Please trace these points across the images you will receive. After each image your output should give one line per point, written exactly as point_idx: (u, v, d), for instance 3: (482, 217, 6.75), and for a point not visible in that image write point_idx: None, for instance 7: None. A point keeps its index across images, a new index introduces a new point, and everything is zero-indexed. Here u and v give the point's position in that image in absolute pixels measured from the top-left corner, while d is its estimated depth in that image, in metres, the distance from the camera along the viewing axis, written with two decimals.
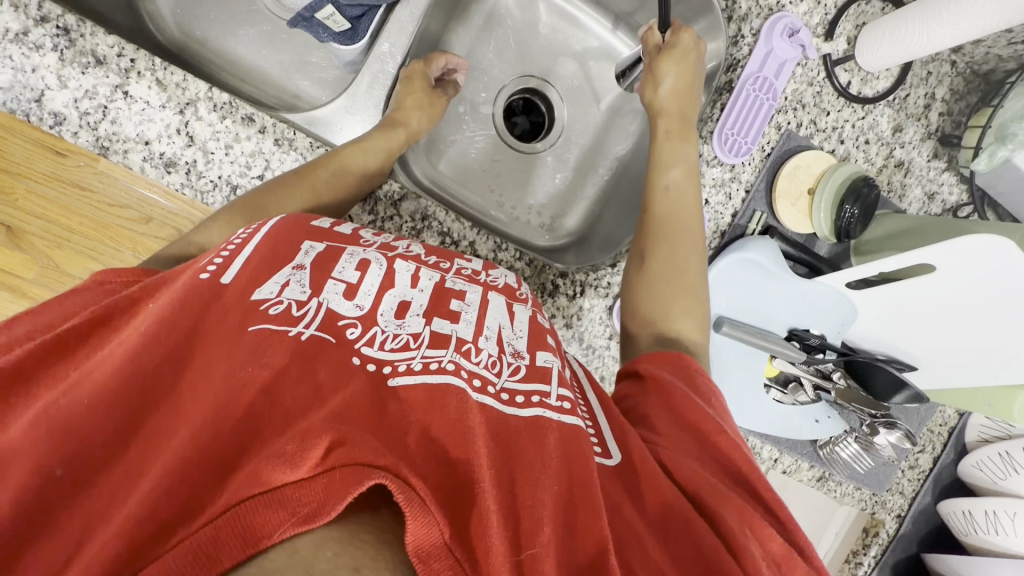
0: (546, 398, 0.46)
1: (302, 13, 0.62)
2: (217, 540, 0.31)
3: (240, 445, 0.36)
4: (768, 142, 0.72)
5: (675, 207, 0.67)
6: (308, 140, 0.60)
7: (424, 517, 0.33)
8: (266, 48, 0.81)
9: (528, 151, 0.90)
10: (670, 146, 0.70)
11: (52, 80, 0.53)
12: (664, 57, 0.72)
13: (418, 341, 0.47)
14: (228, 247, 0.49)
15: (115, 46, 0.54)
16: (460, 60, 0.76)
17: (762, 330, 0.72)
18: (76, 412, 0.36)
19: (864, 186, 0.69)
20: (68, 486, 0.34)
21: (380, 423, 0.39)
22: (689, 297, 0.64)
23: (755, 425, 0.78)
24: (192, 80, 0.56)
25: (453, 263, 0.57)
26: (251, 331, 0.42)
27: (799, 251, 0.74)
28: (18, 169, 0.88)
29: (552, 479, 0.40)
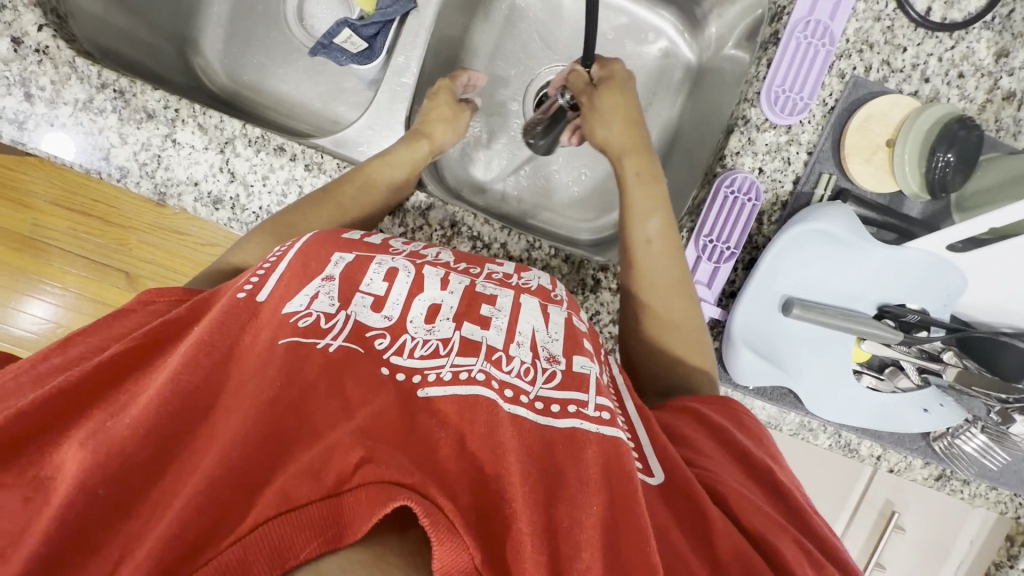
0: (584, 408, 0.45)
1: (325, 39, 0.77)
2: (246, 560, 0.33)
3: (269, 466, 0.38)
4: (831, 95, 0.63)
5: (663, 258, 0.62)
6: (335, 161, 0.62)
7: (450, 543, 0.35)
8: (304, 82, 0.86)
9: (562, 144, 0.86)
10: (641, 191, 0.65)
11: (116, 139, 0.59)
12: (606, 97, 0.71)
13: (447, 347, 0.47)
14: (263, 266, 0.52)
15: (162, 100, 0.59)
16: (477, 77, 0.75)
17: (843, 310, 0.63)
18: (120, 436, 0.37)
19: (960, 129, 0.59)
20: (109, 506, 0.35)
21: (411, 441, 0.40)
22: (699, 348, 0.61)
23: (848, 419, 0.68)
24: (228, 120, 0.60)
25: (483, 268, 0.56)
26: (281, 344, 0.44)
27: (882, 215, 0.63)
28: (136, 225, 1.44)
29: (596, 501, 0.39)
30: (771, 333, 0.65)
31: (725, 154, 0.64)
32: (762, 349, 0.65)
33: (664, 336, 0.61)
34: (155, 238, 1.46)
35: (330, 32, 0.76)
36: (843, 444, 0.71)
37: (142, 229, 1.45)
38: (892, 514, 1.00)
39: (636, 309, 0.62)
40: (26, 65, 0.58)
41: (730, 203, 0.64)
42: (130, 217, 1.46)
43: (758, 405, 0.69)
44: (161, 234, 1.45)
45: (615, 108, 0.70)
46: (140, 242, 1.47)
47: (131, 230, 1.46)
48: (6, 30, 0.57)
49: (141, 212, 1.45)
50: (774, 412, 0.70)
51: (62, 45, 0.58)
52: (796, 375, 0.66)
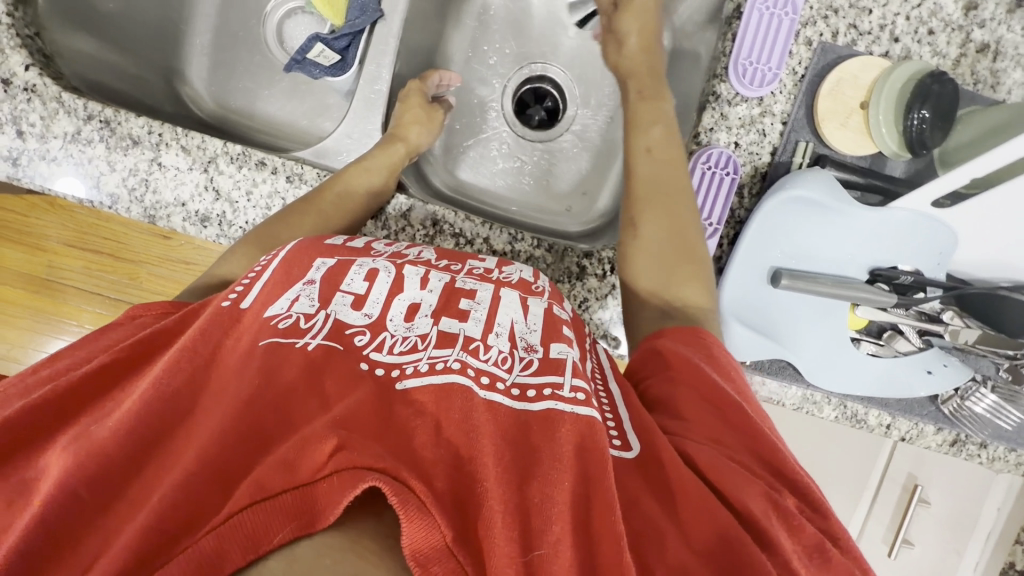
0: (558, 390, 0.45)
1: (297, 55, 0.78)
2: (220, 549, 0.35)
3: (247, 459, 0.39)
4: (800, 63, 0.63)
5: (661, 169, 0.63)
6: (315, 170, 0.63)
7: (421, 522, 0.36)
8: (287, 101, 0.88)
9: (544, 140, 0.87)
10: (644, 106, 0.68)
11: (104, 166, 0.61)
12: (623, 14, 0.72)
13: (426, 341, 0.48)
14: (248, 277, 0.53)
15: (146, 126, 0.61)
16: (450, 74, 0.78)
17: (834, 278, 0.62)
18: (100, 441, 0.39)
19: (933, 84, 0.58)
20: (91, 504, 0.37)
21: (386, 429, 0.41)
22: (694, 262, 0.59)
23: (850, 389, 0.66)
24: (210, 140, 0.62)
25: (464, 264, 0.57)
26: (262, 345, 0.45)
27: (865, 178, 0.63)
28: (144, 258, 1.51)
29: (570, 478, 0.40)
30: (762, 307, 0.64)
31: (699, 131, 0.64)
32: (755, 325, 0.64)
33: (658, 244, 0.60)
34: (161, 270, 1.52)
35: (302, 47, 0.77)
36: (849, 415, 0.70)
37: (150, 261, 1.51)
38: (915, 487, 0.97)
39: (633, 218, 0.63)
40: (17, 104, 0.60)
41: (708, 179, 0.64)
42: (139, 252, 1.52)
43: (759, 381, 0.68)
44: (167, 266, 1.51)
45: (633, 26, 0.72)
46: (150, 275, 1.54)
47: (139, 264, 1.52)
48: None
49: (147, 247, 1.51)
50: (775, 388, 0.68)
51: (49, 82, 0.61)
52: (791, 346, 0.65)
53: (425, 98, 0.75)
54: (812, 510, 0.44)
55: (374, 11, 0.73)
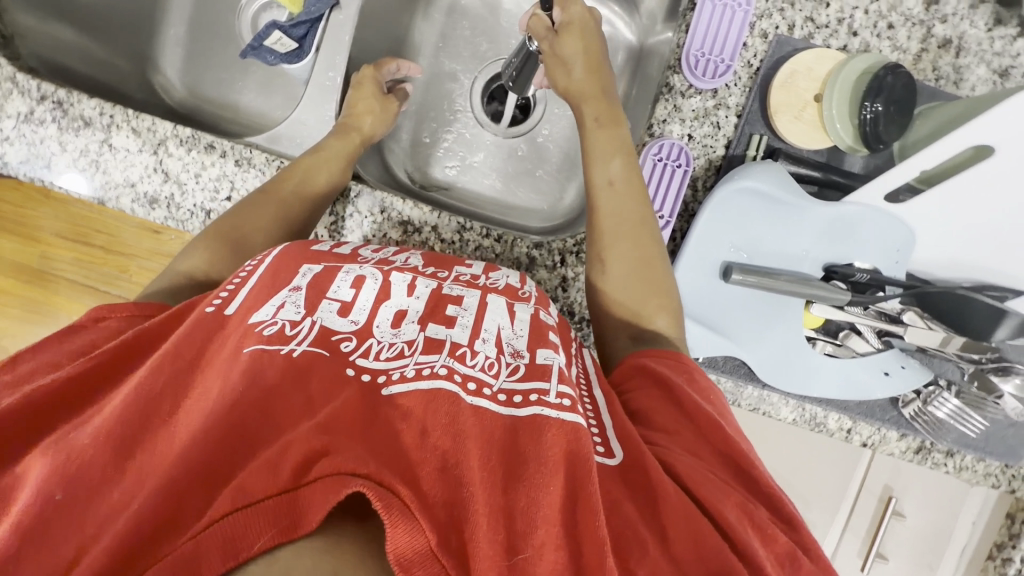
0: (545, 396, 0.45)
1: (253, 41, 0.79)
2: (199, 553, 0.35)
3: (229, 462, 0.39)
4: (755, 56, 0.62)
5: (626, 201, 0.60)
6: (264, 155, 0.64)
7: (405, 526, 0.36)
8: (260, 95, 0.89)
9: (510, 135, 0.87)
10: (602, 136, 0.64)
11: (56, 147, 0.62)
12: (566, 37, 0.69)
13: (412, 347, 0.47)
14: (235, 281, 0.52)
15: (97, 107, 0.62)
16: (409, 64, 0.80)
17: (786, 273, 0.61)
18: (79, 447, 0.40)
19: (886, 75, 0.57)
20: (66, 509, 0.37)
21: (369, 429, 0.41)
22: (663, 293, 0.58)
23: (807, 391, 0.64)
24: (160, 122, 0.62)
25: (451, 273, 0.56)
26: (246, 352, 0.44)
27: (821, 172, 0.61)
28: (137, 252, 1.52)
29: (557, 484, 0.40)
30: (716, 303, 0.62)
31: (652, 123, 0.64)
32: (704, 319, 0.63)
33: (629, 277, 0.58)
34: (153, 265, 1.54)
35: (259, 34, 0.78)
36: (808, 418, 0.68)
37: (142, 255, 1.52)
38: (890, 500, 0.95)
39: (599, 251, 0.60)
40: None
41: (659, 170, 0.63)
42: (132, 246, 1.52)
43: (714, 379, 0.66)
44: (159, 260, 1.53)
45: (580, 52, 0.69)
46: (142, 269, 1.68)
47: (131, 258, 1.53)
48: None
49: (139, 240, 1.52)
50: (729, 386, 0.66)
51: (3, 62, 0.61)
52: (741, 343, 0.63)
53: (380, 89, 0.76)
54: (787, 528, 0.44)
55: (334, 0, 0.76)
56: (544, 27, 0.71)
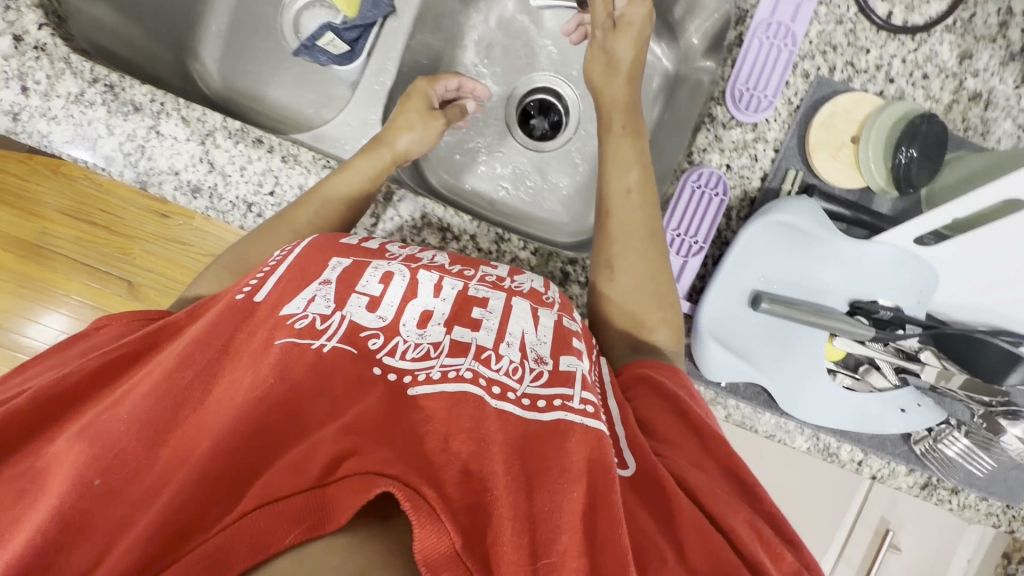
0: (569, 402, 0.47)
1: (308, 40, 0.81)
2: (230, 548, 0.37)
3: (258, 458, 0.41)
4: (796, 94, 0.64)
5: (639, 211, 0.63)
6: (311, 153, 0.64)
7: (432, 527, 0.38)
8: (298, 91, 0.90)
9: (542, 149, 0.89)
10: (620, 146, 0.68)
11: (103, 129, 0.62)
12: (618, 33, 0.70)
13: (438, 349, 0.49)
14: (263, 269, 0.55)
15: (149, 94, 0.62)
16: (484, 91, 0.84)
17: (811, 305, 0.62)
18: (114, 435, 0.42)
19: (921, 122, 0.60)
20: (102, 495, 0.39)
21: (392, 431, 0.43)
22: (666, 309, 0.61)
23: (825, 421, 0.66)
24: (210, 113, 0.63)
25: (476, 272, 0.58)
26: (277, 345, 0.47)
27: (851, 210, 0.63)
28: (135, 234, 1.68)
29: (580, 491, 0.42)
30: (744, 330, 0.63)
31: (692, 150, 0.65)
32: (733, 346, 0.63)
33: (633, 289, 0.61)
34: (151, 247, 1.69)
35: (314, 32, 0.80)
36: (821, 447, 0.69)
37: (143, 237, 1.68)
38: (887, 532, 0.96)
39: (610, 260, 0.62)
40: (25, 60, 0.61)
41: (697, 197, 0.65)
42: (134, 227, 1.68)
43: (733, 404, 0.68)
44: (154, 244, 1.69)
45: (625, 55, 0.70)
46: (143, 251, 1.69)
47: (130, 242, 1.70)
48: (7, 29, 0.60)
49: (143, 223, 1.68)
50: (748, 412, 0.68)
51: (60, 43, 0.61)
52: (767, 373, 0.64)
53: (429, 105, 0.78)
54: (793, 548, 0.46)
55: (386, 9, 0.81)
56: (606, 11, 0.71)
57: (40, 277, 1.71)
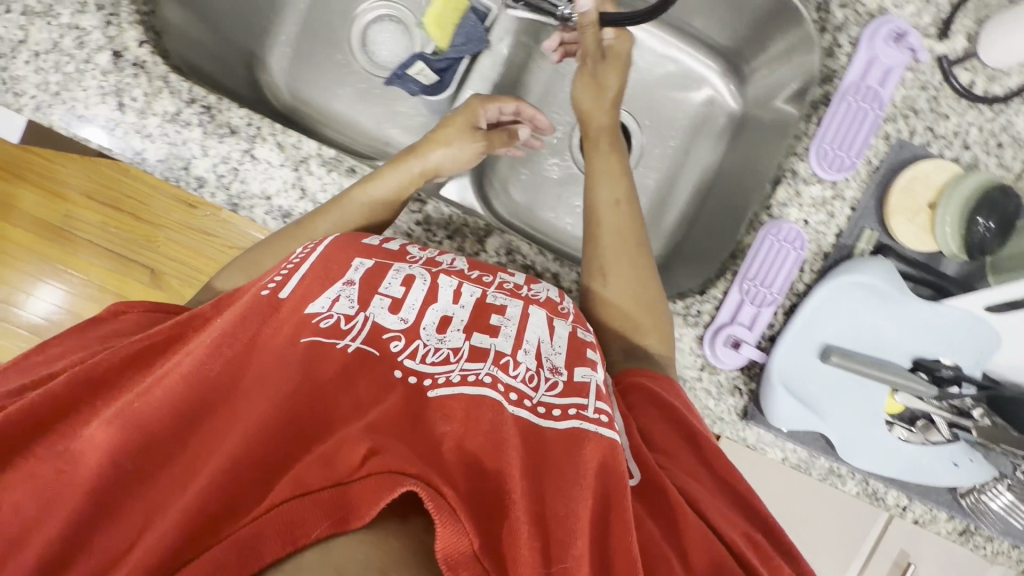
0: (583, 411, 0.51)
1: (399, 70, 0.82)
2: (261, 538, 0.39)
3: (286, 450, 0.45)
4: (875, 155, 0.66)
5: (625, 221, 0.69)
6: (403, 186, 0.68)
7: (453, 527, 0.40)
8: (364, 105, 0.90)
9: (602, 179, 0.92)
10: (608, 159, 0.73)
11: (197, 150, 0.62)
12: (612, 65, 0.74)
13: (457, 354, 0.53)
14: (287, 266, 0.59)
15: (246, 118, 0.63)
16: (546, 122, 0.79)
17: (877, 360, 0.65)
18: (146, 419, 0.46)
19: (999, 195, 0.63)
20: (135, 474, 0.45)
21: (412, 431, 0.47)
22: (655, 316, 0.65)
23: (878, 468, 0.68)
24: (306, 141, 0.64)
25: (496, 278, 0.62)
26: (302, 342, 0.52)
27: (921, 271, 0.66)
28: (162, 223, 1.66)
29: (586, 493, 0.45)
30: (813, 381, 0.66)
31: (772, 203, 0.67)
32: (801, 395, 0.66)
33: (623, 298, 0.66)
34: (177, 236, 1.67)
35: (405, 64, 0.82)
36: (870, 492, 0.72)
37: (168, 226, 1.66)
38: (909, 565, 1.02)
39: (602, 267, 0.67)
40: (123, 76, 0.60)
41: (776, 250, 0.66)
42: (158, 215, 1.66)
43: (790, 447, 0.70)
44: (180, 233, 1.67)
45: (613, 84, 0.74)
46: (167, 240, 1.67)
47: (155, 229, 1.66)
48: (108, 44, 0.60)
49: (169, 212, 1.66)
50: (804, 455, 0.71)
51: (160, 61, 0.61)
52: (829, 420, 0.66)
53: (473, 125, 0.74)
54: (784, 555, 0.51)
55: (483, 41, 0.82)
56: (597, 40, 0.72)
57: (62, 259, 1.69)
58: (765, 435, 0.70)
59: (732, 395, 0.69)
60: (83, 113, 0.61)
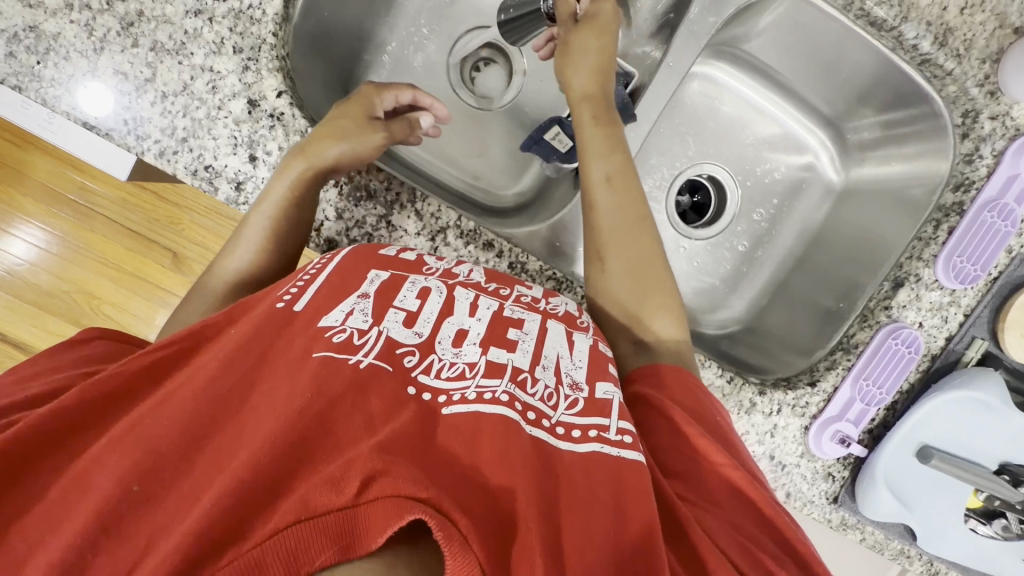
0: (604, 432, 0.46)
1: (534, 133, 0.78)
2: (263, 562, 0.32)
3: (289, 470, 0.37)
4: (996, 267, 0.68)
5: (621, 198, 0.63)
6: (538, 263, 0.66)
7: (464, 558, 0.33)
8: (457, 139, 0.85)
9: (686, 234, 0.88)
10: (597, 134, 0.65)
11: (331, 212, 0.62)
12: (582, 30, 0.69)
13: (474, 370, 0.46)
14: (304, 276, 0.53)
15: (385, 182, 0.62)
16: (445, 111, 0.70)
17: (971, 464, 0.67)
18: (156, 437, 0.39)
19: None
20: (142, 497, 0.37)
21: (427, 455, 0.39)
22: (662, 295, 0.60)
23: (950, 555, 0.71)
24: (445, 211, 0.63)
25: (513, 291, 0.56)
26: (314, 358, 0.44)
27: (1019, 381, 0.69)
28: (189, 203, 1.47)
29: (606, 520, 0.40)
30: (908, 478, 0.69)
31: (891, 304, 0.69)
32: (896, 492, 0.69)
33: (623, 283, 0.61)
34: (204, 221, 1.49)
35: (540, 128, 0.78)
36: (931, 570, 0.75)
37: (194, 208, 1.48)
38: None
39: (599, 251, 0.62)
40: (258, 127, 0.58)
41: (896, 355, 0.67)
42: (186, 197, 1.48)
43: (869, 530, 0.73)
44: (207, 217, 1.49)
45: (592, 48, 0.68)
46: (193, 222, 1.49)
47: (183, 209, 1.48)
48: (244, 91, 0.57)
49: (195, 197, 1.48)
50: (880, 537, 0.73)
51: (297, 113, 0.59)
52: (917, 514, 0.70)
53: (370, 113, 0.65)
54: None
55: (629, 116, 0.72)
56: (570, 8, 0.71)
57: (73, 233, 1.49)
58: (849, 518, 0.72)
59: (825, 481, 0.71)
60: (211, 163, 0.57)
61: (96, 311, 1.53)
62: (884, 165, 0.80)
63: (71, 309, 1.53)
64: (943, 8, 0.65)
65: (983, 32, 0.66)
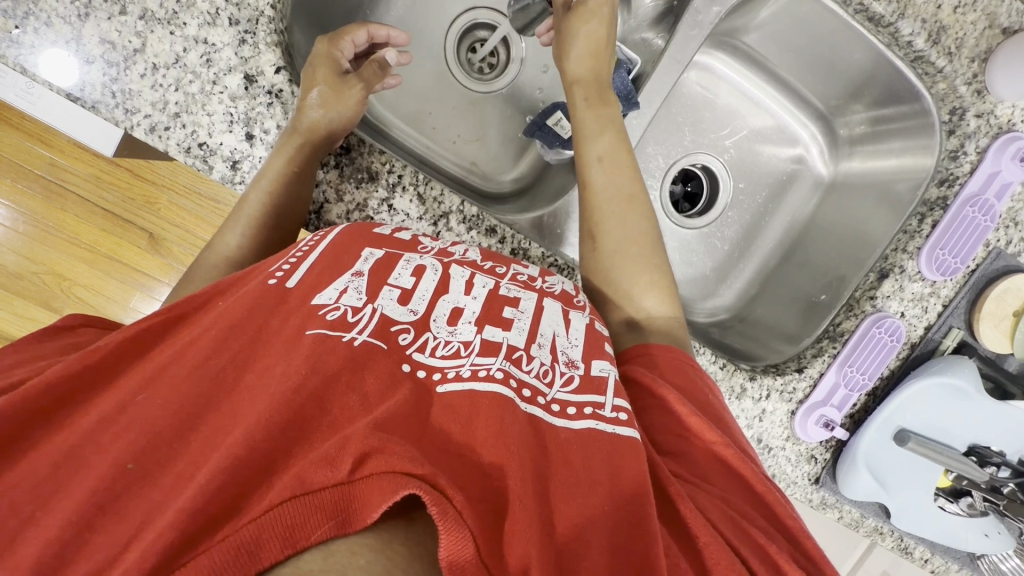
0: (600, 409, 0.43)
1: (538, 119, 0.77)
2: (259, 540, 0.30)
3: (286, 448, 0.34)
4: (974, 260, 0.71)
5: (614, 177, 0.62)
6: (540, 250, 0.65)
7: (460, 533, 0.31)
8: (455, 123, 0.84)
9: (680, 223, 0.89)
10: (591, 116, 0.65)
11: (332, 194, 0.61)
12: (573, 17, 0.67)
13: (469, 348, 0.43)
14: (296, 253, 0.49)
15: (387, 163, 0.61)
16: (402, 34, 0.69)
17: (942, 445, 0.70)
18: (151, 414, 0.37)
19: None
20: (136, 476, 0.34)
21: (425, 434, 0.36)
22: (654, 273, 0.60)
23: (922, 531, 0.75)
24: (448, 195, 0.62)
25: (509, 269, 0.53)
26: (308, 336, 0.41)
27: (990, 369, 0.73)
28: (167, 182, 1.41)
29: (600, 498, 0.37)
30: (886, 459, 0.73)
31: (876, 294, 0.71)
32: (875, 473, 0.73)
33: (615, 265, 0.60)
34: (182, 202, 1.43)
35: (543, 113, 0.77)
36: (901, 545, 0.78)
37: (172, 187, 1.42)
38: None
39: (591, 229, 0.62)
40: (255, 104, 0.57)
41: (879, 344, 0.70)
42: (164, 176, 1.42)
43: (847, 508, 0.76)
44: (186, 198, 1.44)
45: (583, 35, 0.66)
46: (170, 203, 1.43)
47: (161, 190, 1.42)
48: (240, 65, 0.56)
49: (173, 176, 1.42)
50: (856, 516, 0.77)
51: (296, 91, 0.58)
52: (892, 494, 0.74)
53: (338, 67, 0.64)
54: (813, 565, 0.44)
55: (633, 103, 0.72)
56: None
57: (42, 212, 1.41)
58: (829, 498, 0.75)
59: (808, 463, 0.75)
60: (205, 140, 0.56)
61: (67, 293, 1.47)
62: (870, 159, 0.82)
63: (41, 291, 1.46)
64: (937, 7, 0.67)
65: (974, 31, 0.68)
